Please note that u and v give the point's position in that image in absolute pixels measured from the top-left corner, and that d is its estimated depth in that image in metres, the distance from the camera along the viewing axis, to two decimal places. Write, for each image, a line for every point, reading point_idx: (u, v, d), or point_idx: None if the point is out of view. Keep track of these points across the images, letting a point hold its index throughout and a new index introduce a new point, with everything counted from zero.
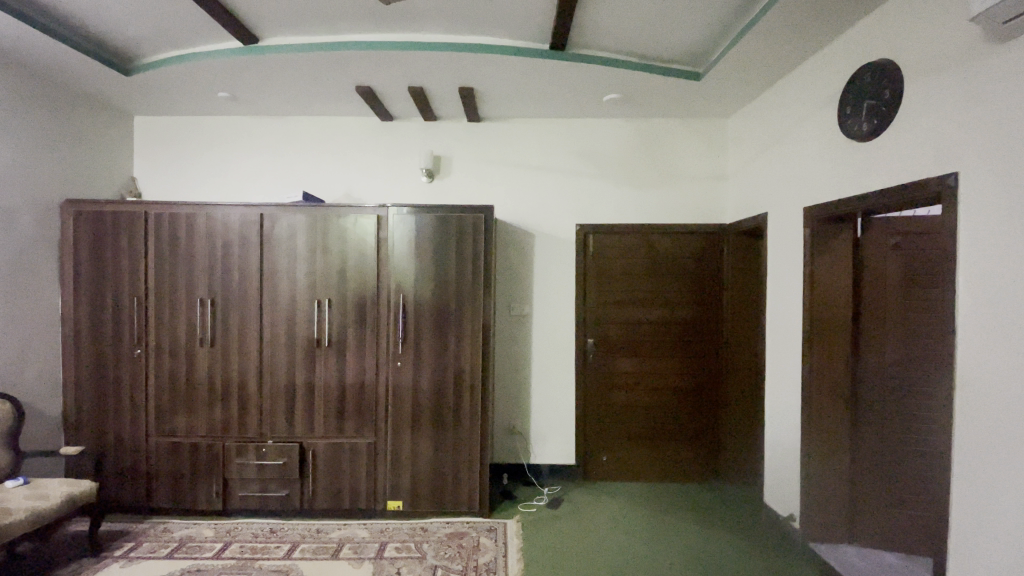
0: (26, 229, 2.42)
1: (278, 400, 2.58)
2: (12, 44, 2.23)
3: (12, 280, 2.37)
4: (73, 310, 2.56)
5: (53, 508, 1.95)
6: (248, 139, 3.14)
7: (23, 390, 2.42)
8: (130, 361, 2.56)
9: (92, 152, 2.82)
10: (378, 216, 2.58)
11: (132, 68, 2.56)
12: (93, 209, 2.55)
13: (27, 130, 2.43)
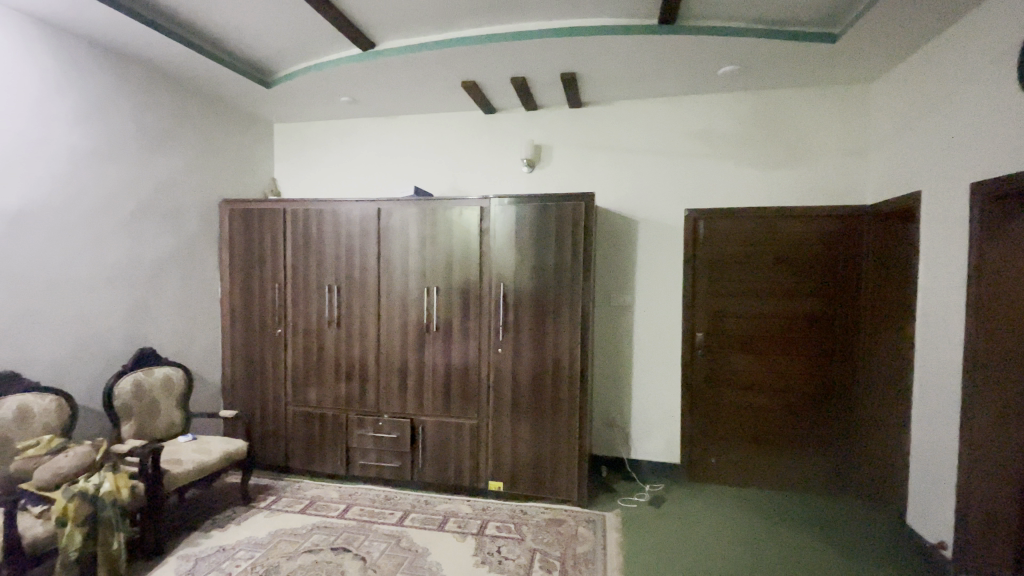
0: (192, 226, 2.87)
1: (391, 379, 2.79)
2: (183, 70, 2.64)
3: (186, 269, 2.84)
4: (229, 294, 3.01)
5: (211, 462, 2.31)
6: (366, 139, 3.40)
7: (192, 361, 2.90)
8: (271, 339, 2.94)
9: (240, 157, 3.24)
10: (481, 207, 2.65)
11: (272, 80, 2.90)
12: (244, 207, 2.96)
13: (192, 142, 2.87)
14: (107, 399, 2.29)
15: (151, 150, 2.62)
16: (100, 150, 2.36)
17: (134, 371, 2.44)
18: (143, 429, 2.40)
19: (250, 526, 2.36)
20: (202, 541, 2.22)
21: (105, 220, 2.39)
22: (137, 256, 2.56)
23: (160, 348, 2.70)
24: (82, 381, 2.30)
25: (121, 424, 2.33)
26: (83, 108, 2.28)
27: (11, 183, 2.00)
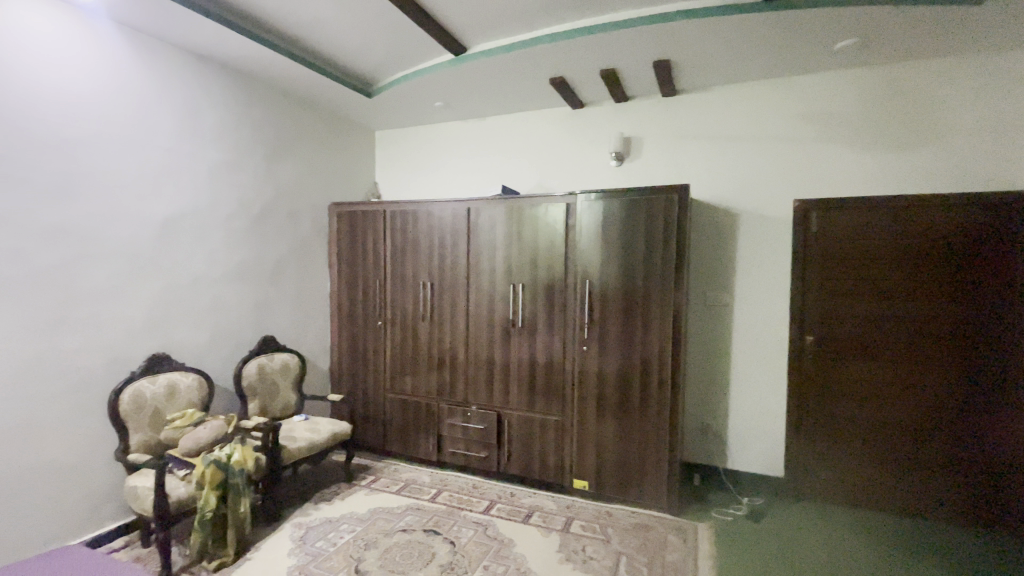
0: (306, 227, 3.18)
1: (479, 372, 2.88)
2: (299, 86, 2.93)
3: (302, 266, 3.16)
4: (336, 289, 3.30)
5: (320, 441, 2.55)
6: (458, 141, 3.54)
7: (306, 349, 3.22)
8: (372, 331, 3.18)
9: (346, 163, 3.53)
10: (567, 204, 2.64)
11: (373, 89, 3.11)
12: (350, 209, 3.22)
13: (307, 151, 3.18)
14: (237, 380, 2.62)
15: (272, 159, 2.94)
16: (234, 162, 2.70)
17: (258, 356, 2.77)
18: (265, 407, 2.71)
19: (352, 501, 2.58)
20: (312, 511, 2.46)
21: (237, 223, 2.73)
22: (262, 255, 2.89)
23: (280, 336, 3.03)
24: (219, 363, 2.65)
25: (248, 402, 2.65)
26: (219, 125, 2.62)
27: (164, 192, 2.36)
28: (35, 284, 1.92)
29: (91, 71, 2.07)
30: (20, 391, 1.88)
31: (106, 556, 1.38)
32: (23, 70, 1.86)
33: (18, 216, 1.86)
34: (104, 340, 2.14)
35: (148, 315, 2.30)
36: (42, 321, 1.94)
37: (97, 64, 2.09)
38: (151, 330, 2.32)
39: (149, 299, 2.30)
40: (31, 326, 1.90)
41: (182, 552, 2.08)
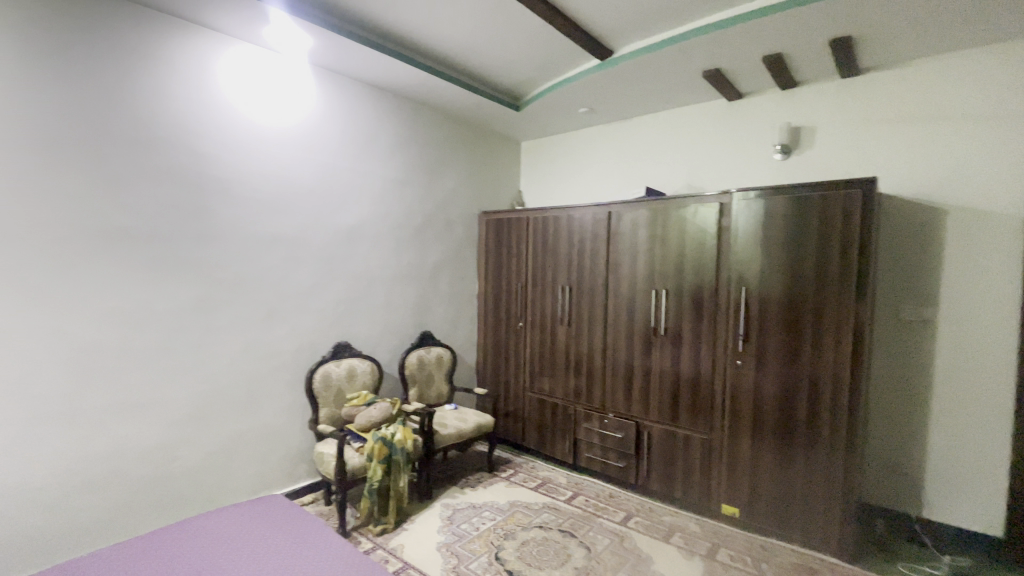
0: (459, 233, 3.47)
1: (618, 380, 2.82)
2: (455, 106, 3.21)
3: (455, 269, 3.45)
4: (485, 290, 3.53)
5: (467, 430, 2.75)
6: (601, 145, 3.52)
7: (457, 345, 3.50)
8: (515, 332, 3.32)
9: (495, 173, 3.76)
10: (720, 204, 2.44)
11: (521, 101, 3.28)
12: (497, 217, 3.43)
13: (461, 164, 3.46)
14: (400, 369, 2.96)
15: (433, 173, 3.26)
16: (402, 177, 3.06)
17: (417, 348, 3.09)
18: (422, 395, 3.02)
19: (494, 491, 2.72)
20: (458, 495, 2.67)
21: (404, 230, 3.09)
22: (423, 258, 3.22)
23: (436, 332, 3.35)
24: (387, 353, 3.03)
25: (408, 389, 2.97)
26: (392, 146, 3.00)
27: (348, 205, 2.78)
28: (259, 282, 2.41)
29: (301, 108, 2.54)
30: (248, 365, 2.39)
31: (294, 507, 1.66)
32: (256, 112, 2.37)
33: (248, 228, 2.37)
34: (303, 328, 2.60)
35: (335, 309, 2.74)
36: (262, 312, 2.43)
37: (306, 102, 2.56)
38: (337, 321, 2.75)
39: (336, 296, 2.73)
40: (255, 315, 2.40)
41: (354, 514, 2.42)
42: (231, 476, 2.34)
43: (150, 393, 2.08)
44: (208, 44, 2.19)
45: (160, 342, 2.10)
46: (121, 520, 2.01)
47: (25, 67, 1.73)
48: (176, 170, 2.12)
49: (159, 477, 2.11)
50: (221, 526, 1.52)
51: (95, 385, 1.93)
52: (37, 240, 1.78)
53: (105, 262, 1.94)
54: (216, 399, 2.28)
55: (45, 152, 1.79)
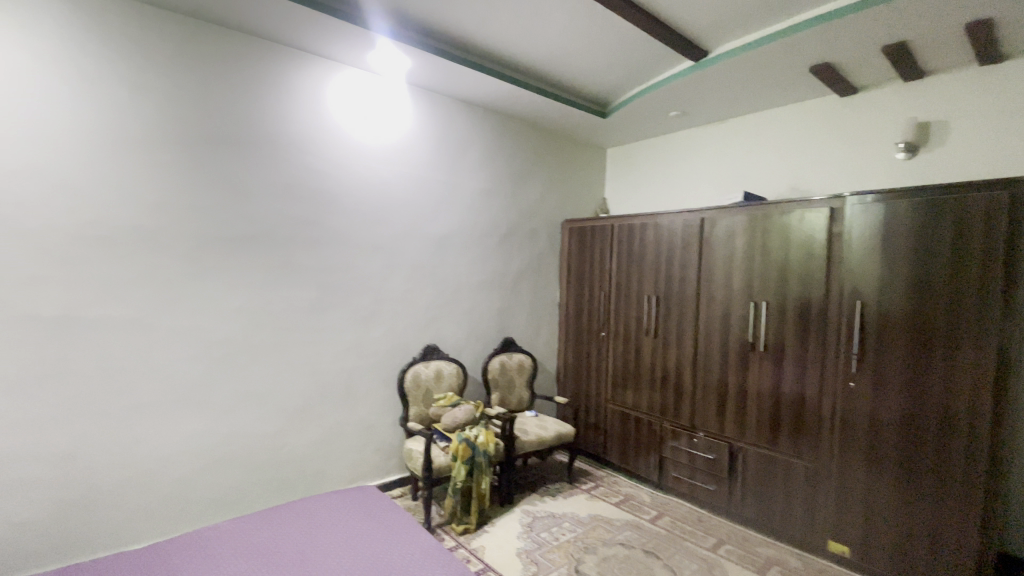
0: (543, 242, 3.49)
1: (709, 397, 2.67)
2: (542, 117, 3.25)
3: (538, 277, 3.47)
4: (567, 298, 3.52)
5: (548, 438, 2.74)
6: (692, 150, 3.39)
7: (538, 353, 3.51)
8: (598, 341, 3.27)
9: (581, 181, 3.75)
10: (831, 208, 2.23)
11: (609, 107, 3.25)
12: (581, 224, 3.41)
13: (546, 173, 3.50)
14: (484, 374, 3.03)
15: (519, 182, 3.33)
16: (489, 187, 3.15)
17: (500, 354, 3.14)
18: (504, 401, 3.06)
19: (574, 503, 2.68)
20: (539, 502, 2.66)
21: (490, 239, 3.17)
22: (507, 266, 3.28)
23: (518, 339, 3.39)
24: (472, 357, 3.12)
25: (491, 394, 3.03)
26: (480, 157, 3.11)
27: (439, 215, 2.91)
28: (358, 286, 2.59)
29: (400, 123, 2.71)
30: (347, 363, 2.57)
31: (383, 498, 1.76)
32: (362, 130, 2.57)
33: (352, 237, 2.56)
34: (397, 330, 2.75)
35: (425, 313, 2.87)
36: (362, 314, 2.61)
37: (404, 118, 2.73)
38: (427, 325, 2.88)
39: (426, 301, 2.86)
40: (355, 317, 2.58)
41: (438, 511, 2.50)
42: (330, 465, 2.53)
43: (266, 384, 2.31)
44: (321, 70, 2.42)
45: (275, 339, 2.33)
46: (239, 496, 2.25)
47: (178, 100, 2.04)
48: (293, 185, 2.36)
49: (270, 461, 2.33)
50: (319, 510, 1.65)
51: (223, 375, 2.19)
52: (184, 247, 2.07)
53: (235, 267, 2.20)
54: (320, 393, 2.48)
55: (190, 171, 2.08)
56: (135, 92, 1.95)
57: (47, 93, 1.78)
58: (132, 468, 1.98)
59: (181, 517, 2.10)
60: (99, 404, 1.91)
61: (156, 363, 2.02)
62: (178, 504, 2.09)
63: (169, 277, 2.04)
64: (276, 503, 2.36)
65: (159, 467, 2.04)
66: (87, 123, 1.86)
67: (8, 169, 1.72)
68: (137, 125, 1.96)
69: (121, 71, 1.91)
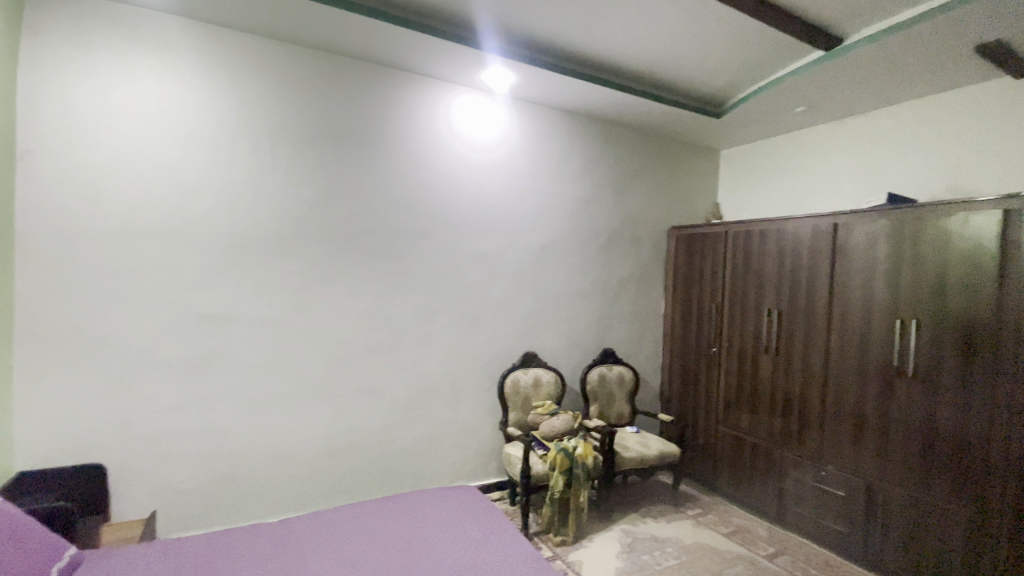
0: (647, 250, 3.38)
1: (842, 425, 2.37)
2: (649, 121, 3.16)
3: (641, 287, 3.36)
4: (674, 310, 3.36)
5: (650, 457, 2.61)
6: (819, 149, 3.06)
7: (640, 365, 3.38)
8: (708, 357, 3.07)
9: (689, 186, 3.57)
10: (1007, 210, 1.87)
11: (722, 109, 3.07)
12: (691, 232, 3.25)
13: (653, 178, 3.38)
14: (583, 384, 2.98)
15: (623, 190, 3.26)
16: (591, 195, 3.13)
17: (600, 365, 3.07)
18: (603, 413, 2.98)
19: (679, 528, 2.52)
20: (639, 523, 2.54)
21: (591, 247, 3.14)
22: (608, 275, 3.22)
23: (618, 350, 3.29)
24: (571, 366, 3.09)
25: (589, 405, 2.97)
26: (584, 165, 3.09)
27: (542, 224, 2.94)
28: (463, 292, 2.69)
29: (506, 136, 2.80)
30: (453, 366, 2.67)
31: (482, 499, 1.81)
32: (470, 145, 2.69)
33: (461, 246, 2.68)
34: (499, 336, 2.81)
35: (525, 321, 2.90)
36: (466, 319, 2.71)
37: (510, 131, 2.81)
38: (527, 332, 2.91)
39: (526, 308, 2.90)
40: (461, 321, 2.69)
41: (535, 520, 2.50)
42: (435, 463, 2.64)
43: (381, 382, 2.48)
44: (437, 88, 2.57)
45: (390, 340, 2.50)
46: (355, 484, 2.44)
47: (314, 124, 2.29)
48: (410, 198, 2.53)
49: (383, 453, 2.50)
50: (424, 505, 1.74)
51: (344, 371, 2.39)
52: (317, 255, 2.31)
53: (357, 273, 2.41)
54: (427, 393, 2.60)
55: (321, 185, 2.31)
56: (282, 117, 2.21)
57: (214, 123, 2.08)
58: (269, 449, 2.24)
59: (307, 498, 2.33)
60: (242, 392, 2.17)
61: (291, 357, 2.27)
62: (305, 485, 2.32)
63: (304, 282, 2.28)
64: (386, 493, 2.52)
65: (291, 451, 2.28)
66: (243, 147, 2.14)
67: (185, 190, 2.04)
68: (282, 147, 2.22)
69: (271, 99, 2.19)
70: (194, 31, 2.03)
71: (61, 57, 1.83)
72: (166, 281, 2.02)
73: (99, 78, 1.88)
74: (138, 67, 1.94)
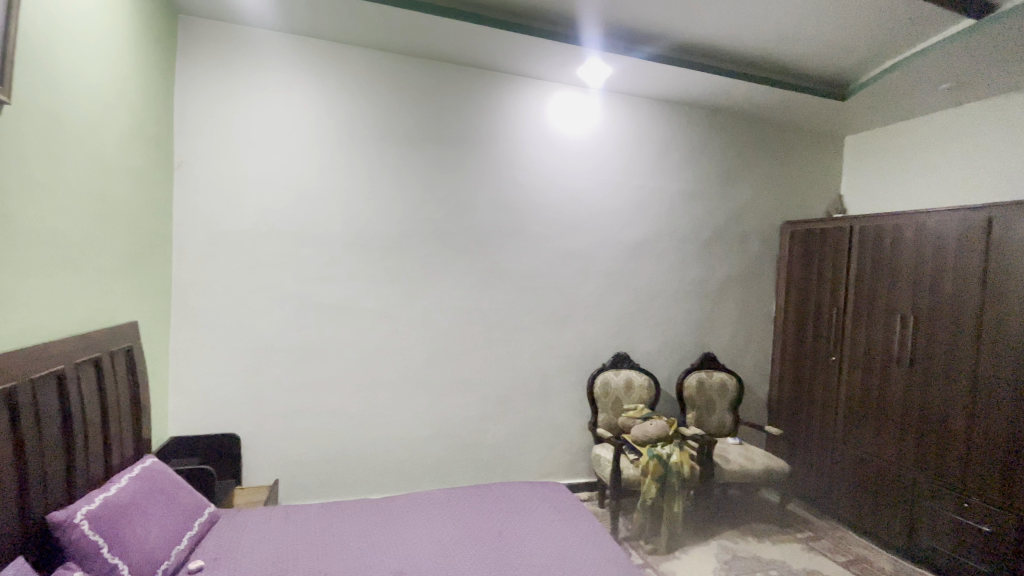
0: (754, 247, 3.14)
1: (994, 453, 2.03)
2: (759, 107, 2.93)
3: (746, 287, 3.13)
4: (786, 314, 3.08)
5: (755, 471, 2.42)
6: (965, 132, 2.64)
7: (744, 371, 3.16)
8: (824, 366, 2.78)
9: (806, 178, 3.24)
10: None
11: (846, 91, 2.76)
12: (807, 228, 2.97)
13: (763, 170, 3.13)
14: (680, 388, 2.84)
15: (727, 183, 3.05)
16: (692, 189, 2.97)
17: (699, 369, 2.91)
18: (701, 420, 2.82)
19: (787, 551, 2.32)
20: (740, 541, 2.37)
21: (692, 244, 2.99)
22: (710, 274, 3.04)
23: (719, 354, 3.10)
24: (666, 369, 2.96)
25: (686, 410, 2.83)
26: (685, 158, 2.95)
27: (637, 220, 2.85)
28: (556, 290, 2.70)
29: (602, 132, 2.75)
30: (544, 362, 2.69)
31: (570, 497, 1.79)
32: (565, 142, 2.68)
33: (553, 244, 2.68)
34: (591, 334, 2.78)
35: (619, 320, 2.83)
36: (557, 316, 2.71)
37: (606, 127, 2.76)
38: (619, 332, 2.84)
39: (621, 307, 2.83)
40: (552, 319, 2.69)
41: (626, 525, 2.43)
42: (524, 458, 2.67)
43: (474, 375, 2.56)
44: (534, 86, 2.60)
45: (483, 334, 2.56)
46: (448, 471, 2.54)
47: (418, 128, 2.41)
48: (505, 196, 2.58)
49: (474, 444, 2.57)
50: (513, 499, 1.75)
51: (441, 363, 2.50)
52: (420, 251, 2.44)
53: (455, 268, 2.50)
54: (519, 388, 2.64)
55: (424, 185, 2.44)
56: (390, 122, 2.37)
57: (332, 131, 2.28)
58: (372, 433, 2.40)
59: (405, 480, 2.47)
60: (353, 376, 2.36)
61: (393, 348, 2.41)
62: (403, 468, 2.46)
63: (406, 277, 2.42)
64: (477, 483, 2.59)
65: (392, 435, 2.43)
66: (356, 151, 2.32)
67: (307, 192, 2.25)
68: (391, 150, 2.37)
69: (382, 106, 2.35)
70: (318, 48, 2.24)
71: (211, 78, 2.10)
72: (290, 275, 2.24)
73: (239, 96, 2.14)
74: (270, 85, 2.18)
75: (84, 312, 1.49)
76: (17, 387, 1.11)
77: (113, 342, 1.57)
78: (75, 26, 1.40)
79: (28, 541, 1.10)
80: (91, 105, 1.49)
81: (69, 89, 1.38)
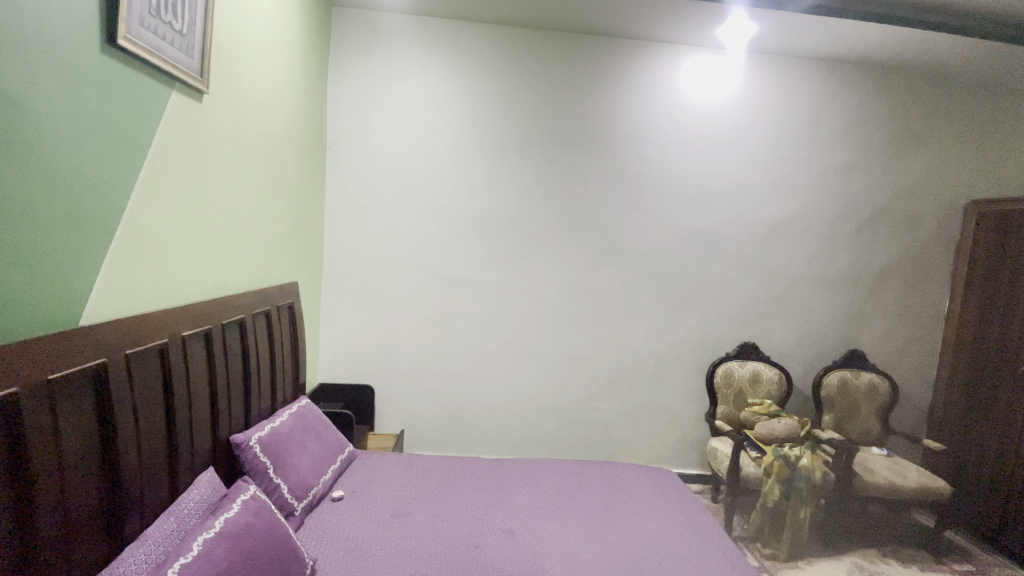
0: (925, 230, 2.66)
1: None
2: (943, 61, 2.43)
3: (910, 277, 2.68)
4: (964, 311, 2.57)
5: (905, 488, 2.11)
6: None
7: (899, 374, 2.74)
8: (1010, 376, 2.30)
9: (1011, 145, 2.60)
10: None
11: None
12: (1003, 209, 2.43)
13: (945, 138, 2.62)
14: (817, 386, 2.55)
15: (893, 155, 2.61)
16: (846, 163, 2.60)
17: (843, 367, 2.58)
18: (840, 424, 2.51)
19: None
20: (877, 561, 2.12)
21: (842, 225, 2.62)
22: (863, 260, 2.65)
23: (868, 353, 2.72)
24: (798, 364, 2.68)
25: (822, 411, 2.54)
26: (840, 126, 2.57)
27: (776, 198, 2.57)
28: (676, 271, 2.56)
29: (738, 100, 2.50)
30: (659, 346, 2.59)
31: (679, 486, 1.73)
32: (696, 113, 2.49)
33: (676, 223, 2.54)
34: (714, 320, 2.61)
35: (746, 306, 2.62)
36: (676, 299, 2.58)
37: (743, 95, 2.50)
38: (746, 320, 2.62)
39: (749, 293, 2.61)
40: (671, 301, 2.57)
41: (741, 523, 2.30)
42: (633, 440, 2.63)
43: (586, 352, 2.55)
44: (662, 53, 2.44)
45: (596, 312, 2.54)
46: (556, 443, 2.59)
47: (539, 103, 2.41)
48: (626, 171, 2.49)
49: (583, 421, 2.59)
50: (619, 479, 1.74)
51: (552, 338, 2.53)
52: (537, 226, 2.47)
53: (571, 245, 2.49)
54: (631, 370, 2.59)
55: (543, 160, 2.44)
56: (513, 97, 2.39)
57: (458, 109, 2.37)
58: (486, 398, 2.53)
59: (514, 446, 2.57)
60: (469, 345, 2.49)
61: (508, 320, 2.50)
62: (513, 435, 2.56)
63: (522, 252, 2.47)
64: (584, 458, 2.62)
65: (504, 403, 2.54)
66: (480, 128, 2.39)
67: (436, 168, 2.39)
68: (513, 125, 2.41)
69: (505, 82, 2.38)
70: (448, 28, 2.33)
71: (355, 64, 2.30)
72: (417, 246, 2.42)
73: (378, 80, 2.32)
74: (405, 67, 2.32)
75: (260, 273, 1.77)
76: (212, 331, 1.35)
77: (280, 298, 1.84)
78: (253, 23, 1.61)
79: (218, 454, 1.36)
80: (265, 93, 1.72)
81: (248, 80, 1.60)
